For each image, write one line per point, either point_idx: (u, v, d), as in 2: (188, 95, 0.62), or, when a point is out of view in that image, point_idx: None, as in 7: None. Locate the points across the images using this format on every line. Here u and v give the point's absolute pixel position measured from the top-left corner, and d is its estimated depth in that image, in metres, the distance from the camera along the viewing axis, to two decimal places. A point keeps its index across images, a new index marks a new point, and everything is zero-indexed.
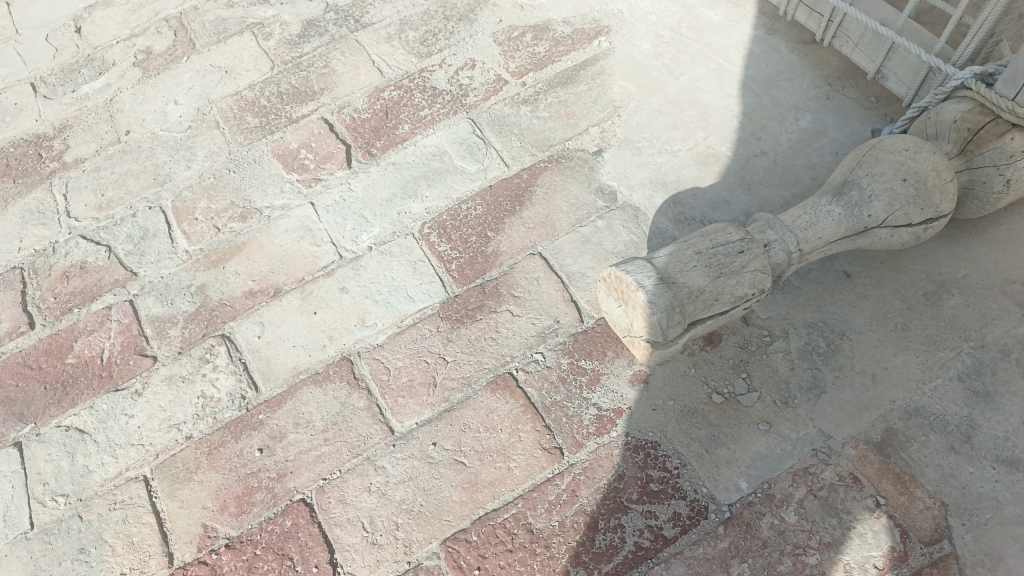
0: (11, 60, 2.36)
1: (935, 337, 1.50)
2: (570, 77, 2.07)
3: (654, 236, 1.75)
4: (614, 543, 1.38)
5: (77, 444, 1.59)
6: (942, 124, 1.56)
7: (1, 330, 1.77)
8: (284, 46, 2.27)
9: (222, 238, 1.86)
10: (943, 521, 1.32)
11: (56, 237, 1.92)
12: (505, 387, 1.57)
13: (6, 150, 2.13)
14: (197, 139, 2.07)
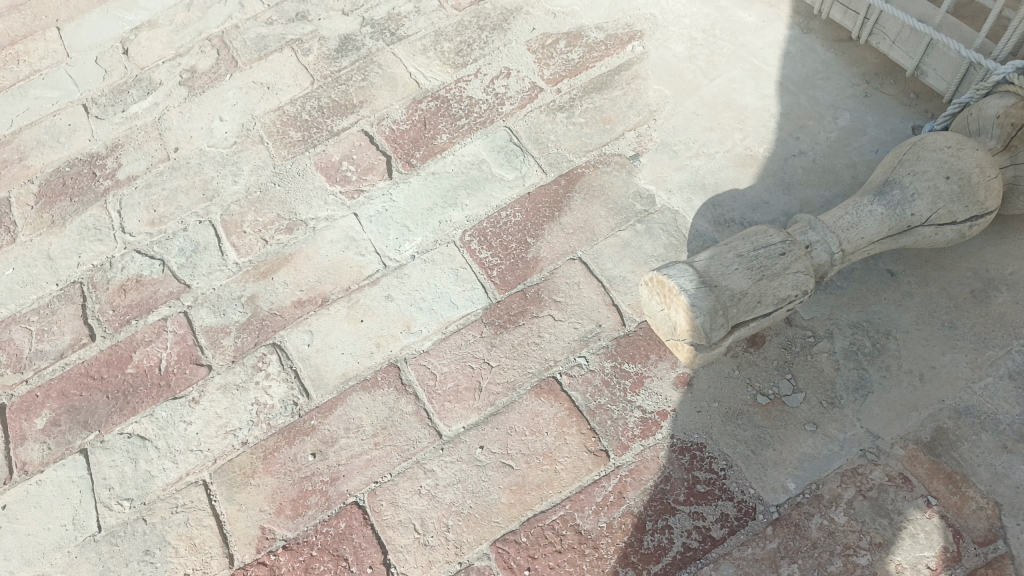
0: (64, 82, 2.45)
1: (983, 335, 1.49)
2: (605, 83, 2.09)
3: (693, 239, 1.76)
4: (663, 544, 1.40)
5: (139, 451, 1.65)
6: (985, 120, 1.55)
7: (63, 342, 1.85)
8: (323, 61, 2.33)
9: (270, 250, 1.92)
10: (996, 520, 1.31)
11: (112, 252, 1.99)
12: (549, 390, 1.60)
13: (62, 169, 2.21)
14: (243, 154, 2.13)
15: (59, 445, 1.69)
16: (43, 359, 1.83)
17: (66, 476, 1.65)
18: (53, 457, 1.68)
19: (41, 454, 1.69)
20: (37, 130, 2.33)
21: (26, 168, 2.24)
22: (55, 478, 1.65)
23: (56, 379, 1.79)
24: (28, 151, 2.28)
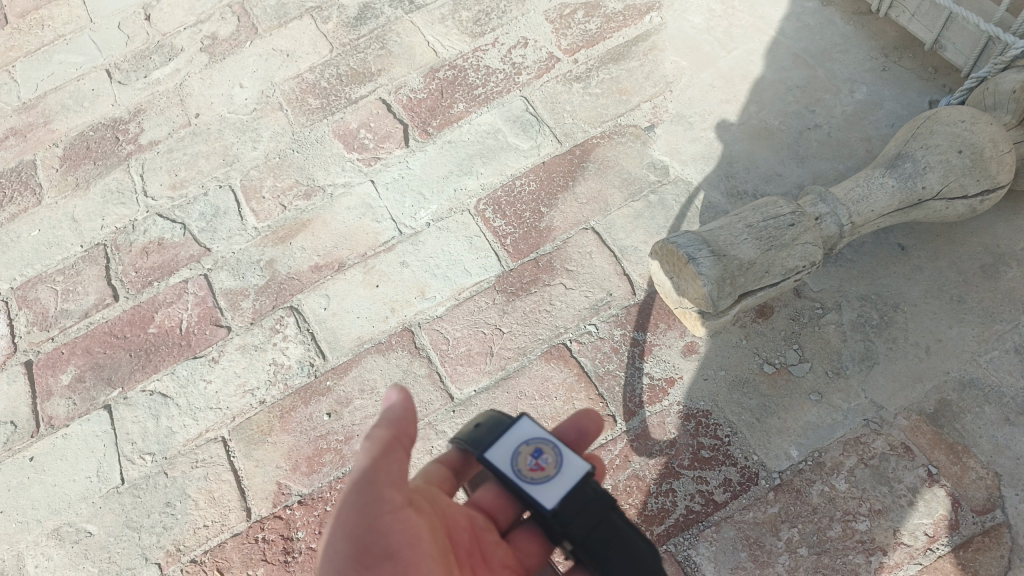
0: (88, 48, 2.48)
1: (991, 310, 1.51)
2: (622, 54, 2.09)
3: (706, 210, 1.78)
4: (666, 507, 1.43)
5: (160, 408, 1.71)
6: (1001, 95, 1.54)
7: (88, 302, 1.90)
8: (342, 29, 2.34)
9: (289, 215, 1.95)
10: (995, 490, 1.34)
11: (135, 215, 2.04)
12: (560, 356, 1.63)
13: (86, 133, 2.25)
14: (262, 120, 2.16)
15: (84, 401, 1.75)
16: (68, 318, 1.89)
17: (90, 431, 1.71)
18: (78, 413, 1.74)
19: (66, 409, 1.75)
20: (62, 95, 2.37)
21: (51, 132, 2.28)
22: (80, 433, 1.71)
23: (81, 337, 1.85)
24: (53, 116, 2.32)
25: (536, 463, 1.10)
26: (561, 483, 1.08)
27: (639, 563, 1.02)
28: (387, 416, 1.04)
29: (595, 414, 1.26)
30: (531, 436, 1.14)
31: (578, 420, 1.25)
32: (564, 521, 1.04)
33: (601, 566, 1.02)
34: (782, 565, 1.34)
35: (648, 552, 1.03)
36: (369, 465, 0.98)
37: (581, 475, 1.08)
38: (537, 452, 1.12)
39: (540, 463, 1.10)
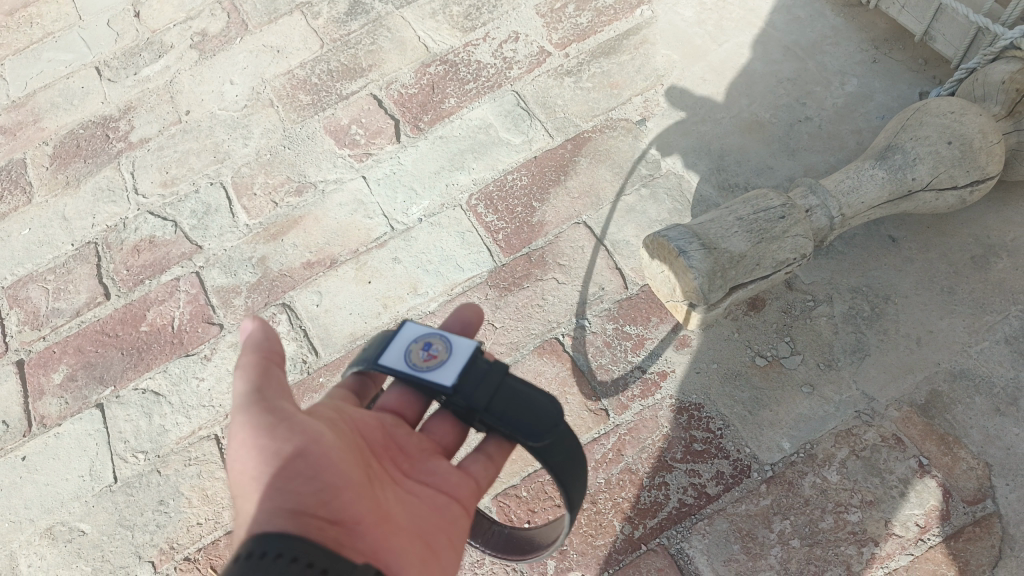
0: (77, 45, 2.47)
1: (981, 301, 1.51)
2: (613, 48, 2.08)
3: (698, 204, 1.78)
4: (659, 500, 1.44)
5: (153, 406, 1.70)
6: (990, 86, 1.55)
7: (79, 301, 1.89)
8: (332, 24, 2.32)
9: (280, 212, 1.95)
10: (986, 480, 1.34)
11: (126, 213, 2.03)
12: (552, 351, 1.63)
13: (76, 131, 2.24)
14: (253, 117, 2.15)
15: (76, 400, 1.75)
16: (59, 317, 1.88)
17: (83, 429, 1.71)
18: (70, 412, 1.74)
19: (58, 409, 1.74)
20: (51, 93, 2.36)
21: (41, 130, 2.27)
22: (73, 432, 1.71)
23: (72, 336, 1.85)
24: (42, 114, 2.31)
25: (426, 355, 1.10)
26: (455, 363, 1.08)
27: (542, 413, 1.02)
28: (251, 342, 0.98)
29: (473, 305, 1.27)
30: (418, 333, 1.13)
31: (461, 312, 1.25)
32: (466, 396, 1.04)
33: (506, 424, 1.02)
34: (775, 557, 1.34)
35: (548, 401, 1.03)
36: (249, 387, 0.93)
37: (471, 351, 1.08)
38: (426, 345, 1.11)
39: (431, 354, 1.10)
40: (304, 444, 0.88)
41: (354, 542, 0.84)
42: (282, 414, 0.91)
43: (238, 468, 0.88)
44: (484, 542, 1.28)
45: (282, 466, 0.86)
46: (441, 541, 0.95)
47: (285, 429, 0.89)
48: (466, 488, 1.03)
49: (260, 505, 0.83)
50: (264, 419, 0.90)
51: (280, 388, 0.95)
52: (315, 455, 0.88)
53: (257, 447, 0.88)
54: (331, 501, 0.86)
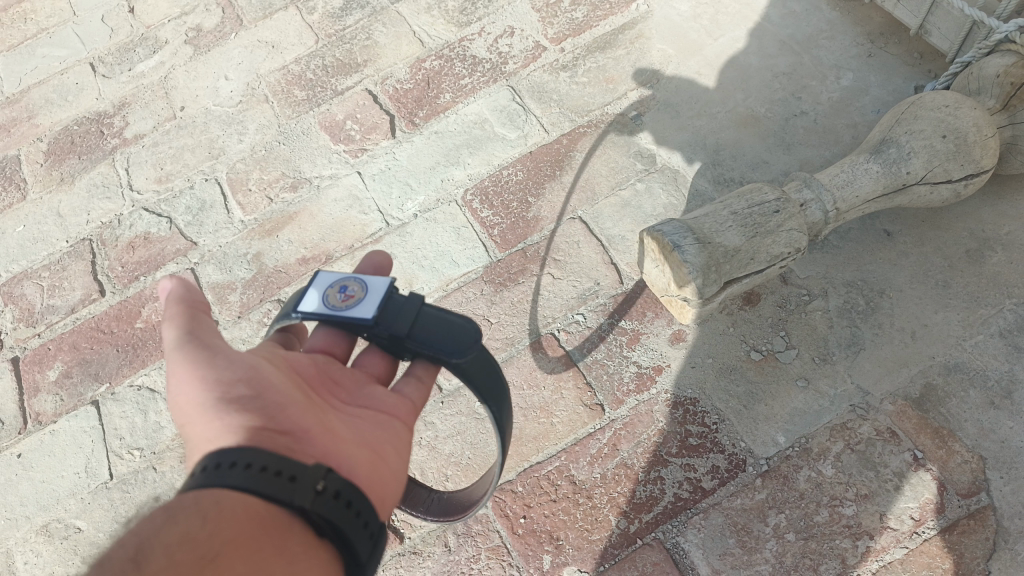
0: (72, 41, 2.46)
1: (976, 294, 1.51)
2: (609, 42, 2.08)
3: (693, 198, 1.77)
4: (654, 494, 1.44)
5: (149, 403, 1.70)
6: (985, 79, 1.55)
7: (74, 298, 1.89)
8: (327, 19, 2.32)
9: (275, 208, 1.95)
10: (981, 474, 1.35)
11: (121, 210, 2.03)
12: (547, 346, 1.63)
13: (70, 127, 2.24)
14: (248, 113, 2.15)
15: (72, 396, 1.75)
16: (55, 314, 1.88)
17: (79, 426, 1.70)
18: (66, 409, 1.74)
19: (54, 405, 1.74)
20: (46, 89, 2.35)
21: (36, 126, 2.27)
22: (68, 429, 1.71)
23: (68, 333, 1.84)
24: (37, 110, 2.31)
25: (342, 295, 1.09)
26: (373, 300, 1.09)
27: (462, 333, 1.06)
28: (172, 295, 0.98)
29: (381, 249, 1.28)
30: (331, 278, 1.12)
31: (371, 257, 1.26)
32: (388, 329, 1.07)
33: (431, 347, 1.06)
34: (770, 551, 1.35)
35: (465, 321, 1.07)
36: (180, 333, 0.93)
37: (387, 288, 1.10)
38: (341, 287, 1.10)
39: (347, 294, 1.09)
40: (244, 372, 0.90)
41: (307, 444, 0.84)
42: (219, 350, 0.92)
43: (180, 403, 0.89)
44: (425, 509, 1.29)
45: (225, 392, 0.87)
46: (387, 449, 0.94)
47: (225, 362, 0.90)
48: (403, 407, 1.04)
49: (207, 427, 0.84)
50: (205, 356, 0.91)
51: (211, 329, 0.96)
52: (258, 381, 0.90)
53: (199, 381, 0.89)
54: (277, 414, 0.86)
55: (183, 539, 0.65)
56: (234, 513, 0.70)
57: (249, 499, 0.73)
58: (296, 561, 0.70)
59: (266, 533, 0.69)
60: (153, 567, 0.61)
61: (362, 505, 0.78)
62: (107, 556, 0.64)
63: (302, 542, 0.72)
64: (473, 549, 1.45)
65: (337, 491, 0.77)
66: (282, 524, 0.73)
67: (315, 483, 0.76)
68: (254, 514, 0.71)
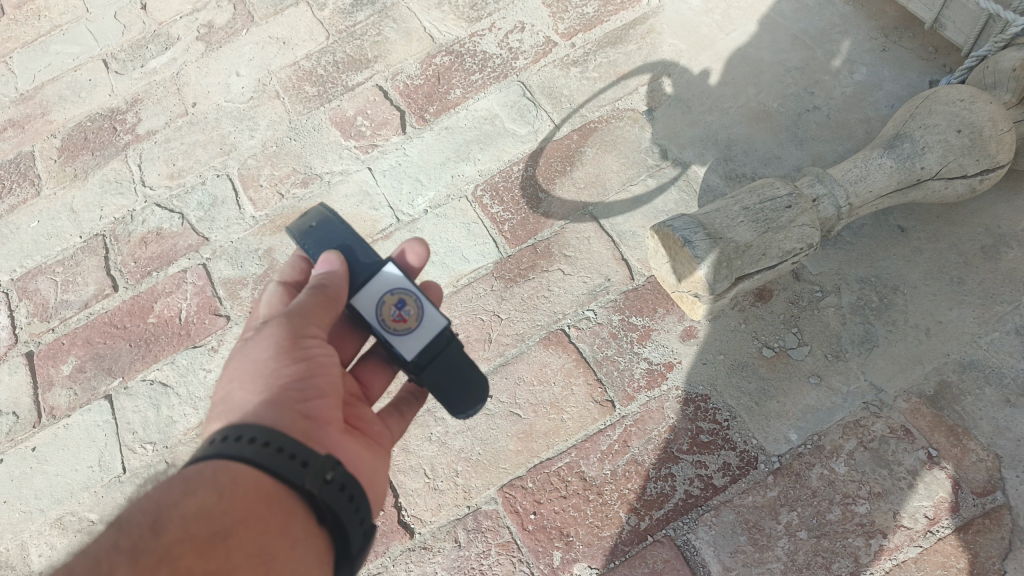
0: (84, 38, 2.47)
1: (992, 290, 1.50)
2: (620, 37, 2.07)
3: (704, 194, 1.77)
4: (665, 491, 1.43)
5: (161, 397, 1.71)
6: (1001, 73, 1.53)
7: (87, 293, 1.90)
8: (338, 15, 2.31)
9: (287, 204, 1.95)
10: (996, 472, 1.34)
11: (133, 205, 2.04)
12: (558, 342, 1.63)
13: (83, 124, 2.25)
14: (259, 109, 2.15)
15: (85, 391, 1.76)
16: (68, 309, 1.89)
17: (92, 420, 1.72)
18: (79, 403, 1.75)
19: (68, 400, 1.76)
20: (59, 86, 2.36)
21: (49, 123, 2.28)
22: (82, 422, 1.72)
23: (81, 328, 1.86)
24: (50, 107, 2.32)
25: (397, 313, 1.14)
26: (421, 335, 1.15)
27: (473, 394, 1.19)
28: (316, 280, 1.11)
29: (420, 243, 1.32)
30: (395, 286, 1.15)
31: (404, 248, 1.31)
32: (418, 369, 1.15)
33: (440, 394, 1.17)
34: (781, 548, 1.35)
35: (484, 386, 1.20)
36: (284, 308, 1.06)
37: (439, 328, 1.16)
38: (399, 302, 1.15)
39: (403, 314, 1.15)
40: (300, 354, 1.01)
41: (323, 436, 0.95)
42: (295, 331, 1.03)
43: (241, 360, 1.00)
44: None
45: (276, 368, 0.98)
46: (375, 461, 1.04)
47: (290, 341, 1.01)
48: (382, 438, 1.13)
49: (250, 392, 0.95)
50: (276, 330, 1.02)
51: (312, 311, 1.05)
52: (306, 367, 1.00)
53: (263, 349, 1.00)
54: (308, 401, 0.97)
55: (201, 511, 0.76)
56: (250, 488, 0.81)
57: (263, 475, 0.84)
58: (295, 545, 0.81)
59: (273, 512, 0.81)
60: (173, 538, 0.72)
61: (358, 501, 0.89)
62: (132, 520, 0.74)
63: (302, 526, 0.83)
64: (483, 545, 1.45)
65: (339, 484, 0.88)
66: (288, 505, 0.84)
67: (324, 472, 0.87)
68: (267, 492, 0.82)
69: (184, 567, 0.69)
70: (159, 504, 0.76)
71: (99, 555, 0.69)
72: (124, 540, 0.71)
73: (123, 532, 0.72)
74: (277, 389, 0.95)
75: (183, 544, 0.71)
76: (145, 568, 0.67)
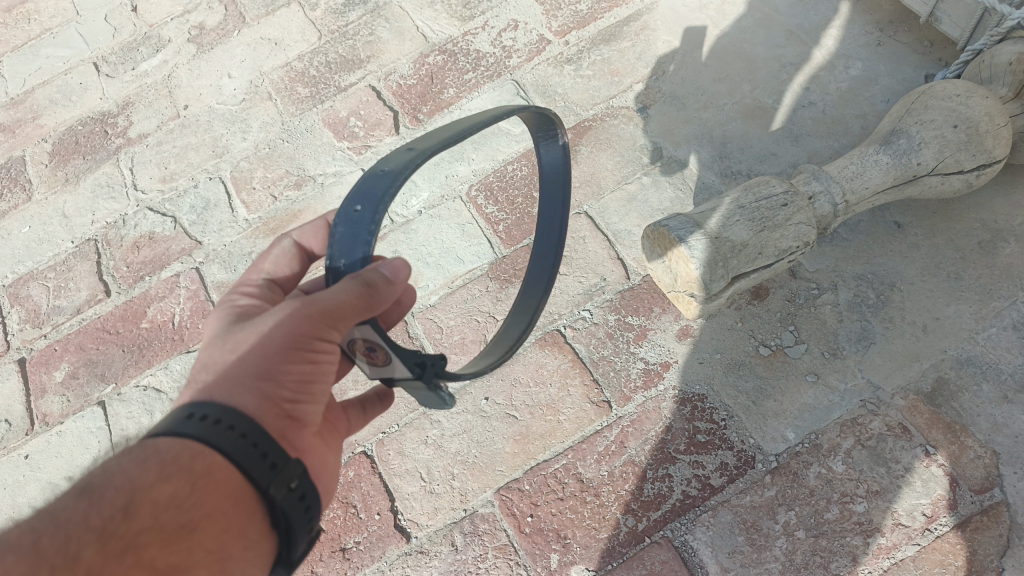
0: (75, 41, 2.46)
1: (989, 286, 1.49)
2: (613, 35, 2.05)
3: (700, 192, 1.76)
4: (662, 492, 1.42)
5: (155, 403, 1.70)
6: (997, 67, 1.52)
7: (80, 298, 1.89)
8: (330, 15, 2.30)
9: (279, 206, 1.94)
10: (995, 469, 1.33)
11: (126, 209, 2.02)
12: (554, 343, 1.62)
13: (74, 127, 2.23)
14: (251, 111, 2.14)
15: (79, 397, 1.75)
16: (61, 314, 1.88)
17: (86, 427, 1.71)
18: (73, 409, 1.74)
19: (61, 406, 1.74)
20: (50, 89, 2.35)
21: (40, 127, 2.27)
22: (76, 429, 1.71)
23: (74, 333, 1.84)
24: (41, 111, 2.30)
25: (369, 350, 1.06)
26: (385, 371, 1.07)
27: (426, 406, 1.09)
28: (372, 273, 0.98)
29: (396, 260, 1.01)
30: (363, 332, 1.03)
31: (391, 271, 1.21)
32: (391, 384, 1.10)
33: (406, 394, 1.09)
34: (780, 548, 1.34)
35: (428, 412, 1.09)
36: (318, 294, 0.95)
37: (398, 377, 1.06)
38: (370, 347, 1.04)
39: (372, 354, 1.05)
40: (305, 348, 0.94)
41: (298, 438, 0.93)
42: (313, 325, 0.94)
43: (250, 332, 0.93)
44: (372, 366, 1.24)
45: (275, 358, 0.92)
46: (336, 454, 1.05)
47: (303, 335, 0.94)
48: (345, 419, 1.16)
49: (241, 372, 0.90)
50: (295, 316, 0.94)
51: (344, 312, 0.95)
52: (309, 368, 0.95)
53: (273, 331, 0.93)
54: (296, 399, 0.94)
55: (170, 500, 0.77)
56: (219, 483, 0.81)
57: (235, 473, 0.83)
58: (245, 547, 0.83)
59: (236, 512, 0.82)
60: (140, 525, 0.74)
61: (313, 510, 0.90)
62: (105, 494, 0.75)
63: (256, 529, 0.85)
64: (480, 548, 1.44)
65: (301, 493, 0.89)
66: (249, 505, 0.84)
67: (291, 480, 0.87)
68: (235, 491, 0.82)
69: (147, 561, 0.72)
70: (132, 482, 0.77)
71: (68, 527, 0.72)
72: (94, 517, 0.73)
73: (94, 504, 0.74)
74: (269, 380, 0.91)
75: (147, 535, 0.74)
76: (109, 558, 0.70)
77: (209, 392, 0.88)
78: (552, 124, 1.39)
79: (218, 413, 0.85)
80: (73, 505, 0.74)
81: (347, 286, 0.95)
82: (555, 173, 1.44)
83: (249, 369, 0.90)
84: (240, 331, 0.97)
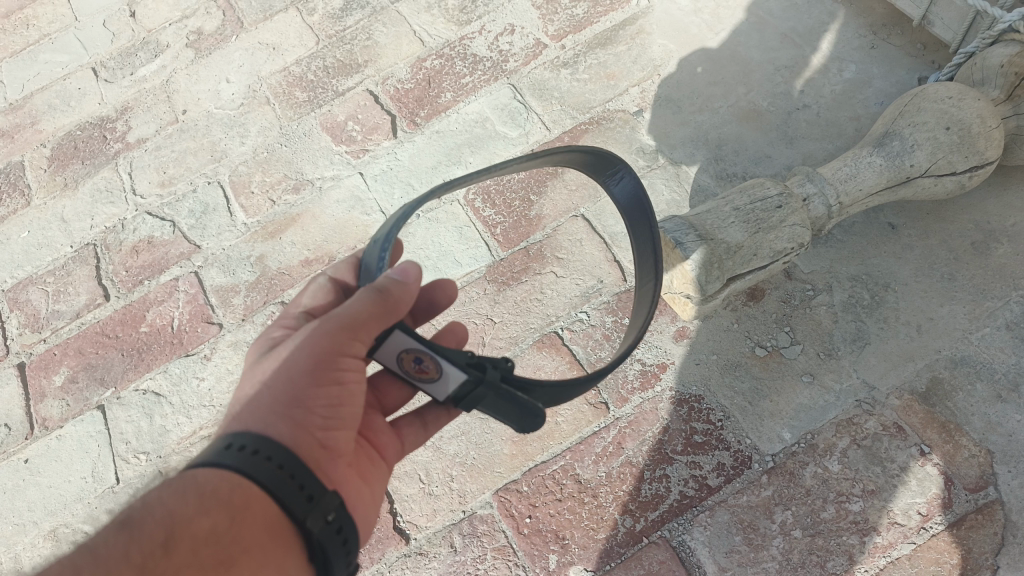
0: (73, 47, 2.47)
1: (983, 287, 1.50)
2: (609, 39, 2.06)
3: (696, 194, 1.77)
4: (660, 493, 1.43)
5: (154, 407, 1.71)
6: (989, 69, 1.53)
7: (79, 303, 1.90)
8: (327, 20, 2.31)
9: (278, 210, 1.95)
10: (988, 468, 1.34)
11: (124, 214, 2.03)
12: (552, 345, 1.64)
13: (73, 132, 2.24)
14: (250, 115, 2.15)
15: (78, 401, 1.76)
16: (60, 319, 1.89)
17: (85, 431, 1.71)
18: (72, 413, 1.74)
19: (61, 410, 1.75)
20: (48, 95, 2.36)
21: (39, 132, 2.28)
22: (75, 433, 1.71)
23: (73, 338, 1.85)
24: (40, 116, 2.31)
25: (417, 365, 1.05)
26: (444, 385, 1.05)
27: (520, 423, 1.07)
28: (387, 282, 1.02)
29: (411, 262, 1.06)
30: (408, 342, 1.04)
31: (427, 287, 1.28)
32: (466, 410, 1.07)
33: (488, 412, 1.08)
34: (776, 548, 1.35)
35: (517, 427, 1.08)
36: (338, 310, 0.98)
37: (457, 386, 1.04)
38: (417, 358, 1.04)
39: (422, 367, 1.05)
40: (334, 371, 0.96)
41: (332, 467, 0.94)
42: (336, 342, 0.96)
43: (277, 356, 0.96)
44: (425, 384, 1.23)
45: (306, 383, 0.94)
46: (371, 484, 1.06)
47: (330, 356, 0.96)
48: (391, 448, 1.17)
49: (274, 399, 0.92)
50: (320, 338, 0.96)
51: (363, 321, 0.98)
52: (338, 391, 0.96)
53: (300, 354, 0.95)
54: (328, 426, 0.95)
55: (209, 534, 0.79)
56: (256, 515, 0.82)
57: (271, 503, 0.84)
58: None
59: (273, 544, 0.82)
60: (180, 560, 0.75)
61: (349, 544, 0.90)
62: (143, 525, 0.77)
63: (295, 562, 0.85)
64: (479, 549, 1.45)
65: (338, 525, 0.89)
66: (285, 535, 0.85)
67: (327, 512, 0.88)
68: (271, 521, 0.83)
69: None
70: (172, 514, 0.78)
71: (108, 560, 0.73)
72: (133, 549, 0.74)
73: (133, 536, 0.76)
74: (300, 406, 0.92)
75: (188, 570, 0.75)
76: None
77: (244, 422, 0.90)
78: (610, 163, 1.34)
79: (254, 442, 0.87)
80: (113, 538, 0.75)
81: (362, 297, 0.99)
82: (638, 208, 1.35)
83: (281, 396, 0.92)
84: (268, 359, 0.99)
